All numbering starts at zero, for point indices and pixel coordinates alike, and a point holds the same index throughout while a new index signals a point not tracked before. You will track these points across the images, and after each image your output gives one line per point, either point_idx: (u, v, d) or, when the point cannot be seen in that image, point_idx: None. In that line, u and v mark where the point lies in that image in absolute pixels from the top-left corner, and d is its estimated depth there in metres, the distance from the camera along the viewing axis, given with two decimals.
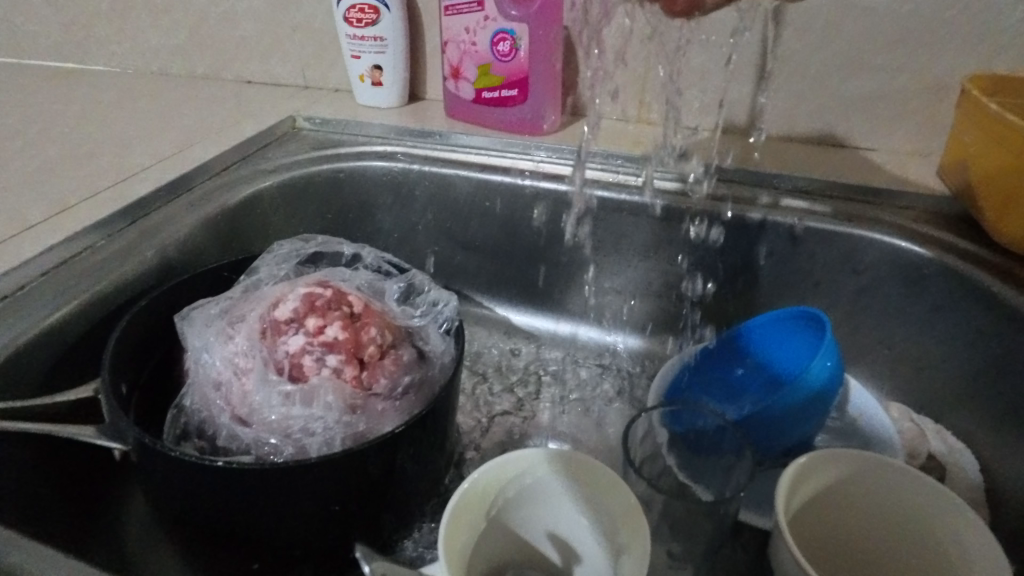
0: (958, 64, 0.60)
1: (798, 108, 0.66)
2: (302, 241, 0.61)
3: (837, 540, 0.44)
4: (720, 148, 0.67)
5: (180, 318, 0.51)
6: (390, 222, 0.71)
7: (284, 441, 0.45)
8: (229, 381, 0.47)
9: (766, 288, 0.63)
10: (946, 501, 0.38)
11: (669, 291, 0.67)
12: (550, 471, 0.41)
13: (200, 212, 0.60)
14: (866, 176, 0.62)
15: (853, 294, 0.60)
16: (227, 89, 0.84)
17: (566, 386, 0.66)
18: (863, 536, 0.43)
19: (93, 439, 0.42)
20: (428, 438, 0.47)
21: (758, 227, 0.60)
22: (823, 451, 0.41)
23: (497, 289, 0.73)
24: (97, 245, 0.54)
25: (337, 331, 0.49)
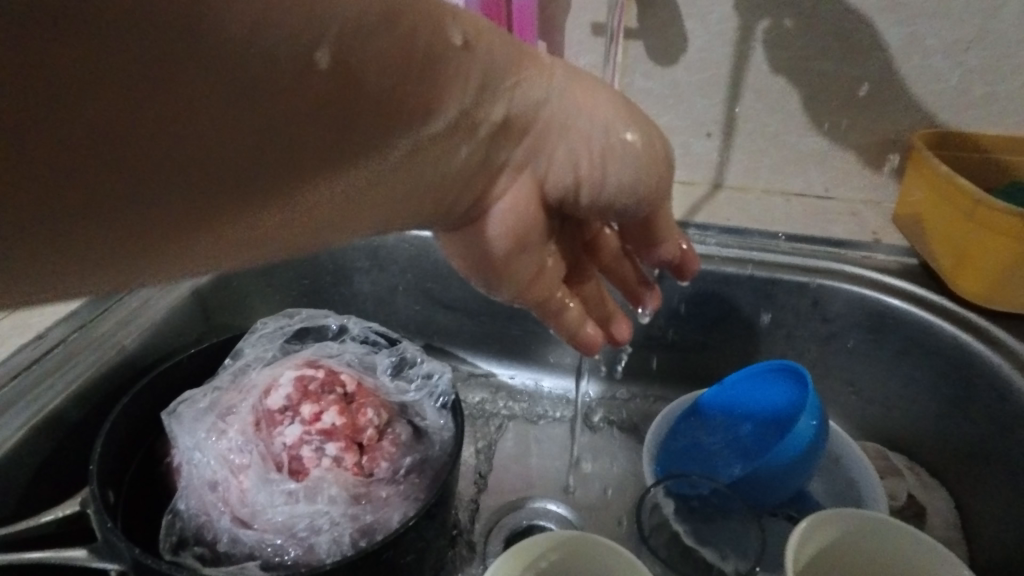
0: (904, 121, 0.64)
1: (760, 162, 0.70)
2: (285, 317, 0.60)
3: None
4: (688, 202, 0.70)
5: (168, 414, 0.49)
6: (368, 285, 0.71)
7: (288, 542, 0.43)
8: (226, 480, 0.45)
9: (742, 337, 0.65)
10: (934, 555, 0.42)
11: (650, 343, 0.68)
12: (564, 553, 0.42)
13: (175, 294, 0.58)
14: (828, 226, 0.66)
15: (823, 341, 0.63)
16: None
17: (555, 442, 0.67)
18: None
19: (86, 561, 0.40)
20: (435, 521, 0.46)
21: (733, 282, 0.63)
22: (821, 511, 0.43)
23: (479, 346, 0.73)
24: (68, 339, 0.51)
25: (334, 417, 0.48)
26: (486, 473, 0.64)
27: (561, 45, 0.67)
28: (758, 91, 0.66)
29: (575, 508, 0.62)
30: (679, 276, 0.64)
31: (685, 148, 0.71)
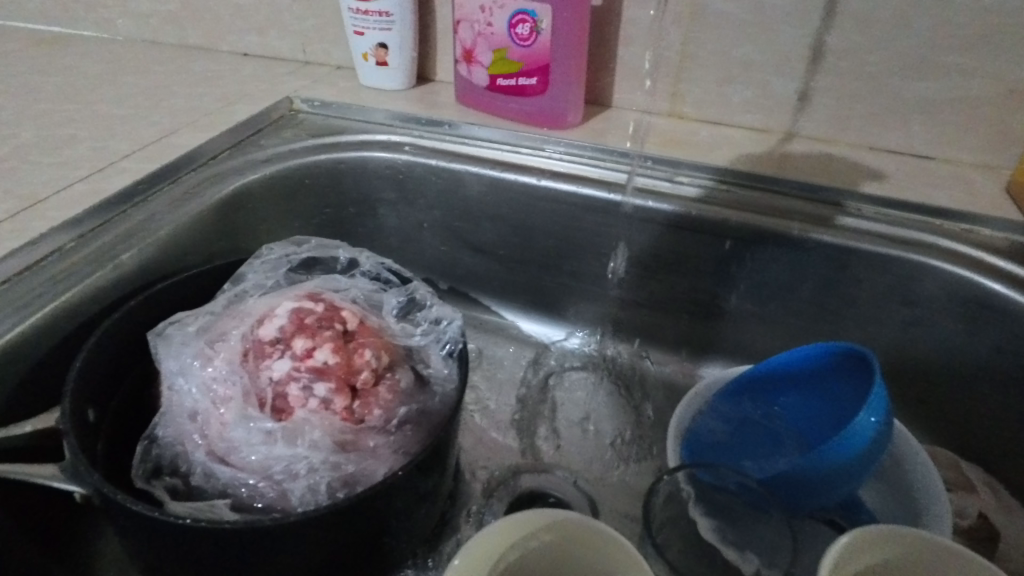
0: None
1: (851, 110, 0.59)
2: (294, 245, 0.56)
3: None
4: (759, 152, 0.60)
5: (155, 333, 0.46)
6: (393, 219, 0.67)
7: (264, 484, 0.40)
8: (206, 411, 0.42)
9: (803, 313, 0.57)
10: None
11: (695, 309, 0.61)
12: (557, 536, 0.37)
13: (185, 209, 0.54)
14: (926, 190, 0.55)
15: (902, 326, 0.53)
16: (221, 64, 0.78)
17: (577, 406, 0.62)
18: None
19: (52, 481, 0.38)
20: (426, 477, 0.42)
21: (799, 246, 0.54)
22: (873, 526, 0.36)
23: (508, 295, 0.68)
24: (67, 248, 0.49)
25: (327, 355, 0.44)
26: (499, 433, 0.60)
27: None
28: (860, 21, 0.54)
29: (589, 479, 0.57)
30: (736, 235, 0.55)
31: (761, 88, 0.60)
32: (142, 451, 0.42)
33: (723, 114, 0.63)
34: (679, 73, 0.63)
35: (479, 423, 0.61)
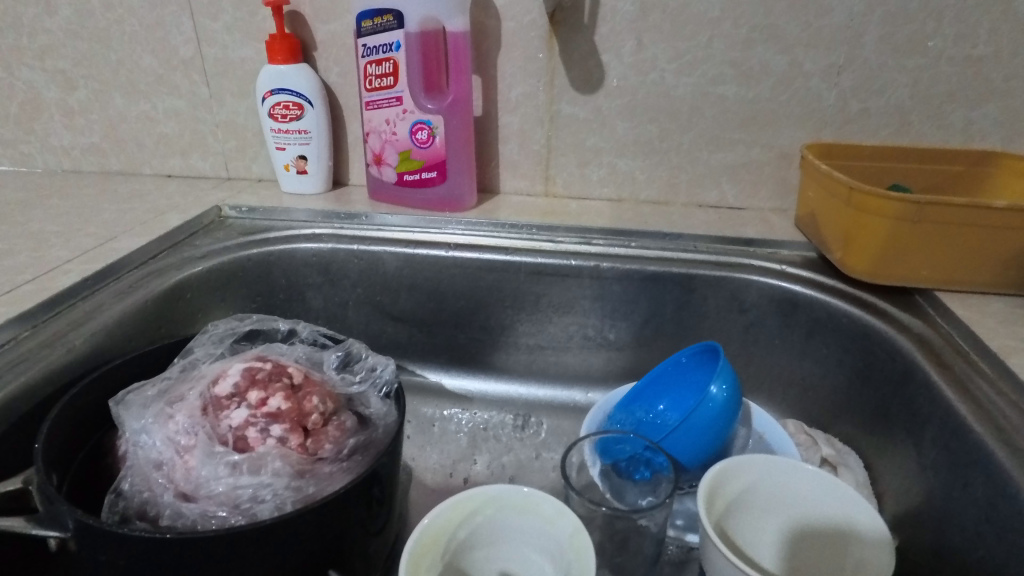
0: (799, 136, 0.73)
1: (678, 177, 0.78)
2: (236, 321, 0.62)
3: (762, 527, 0.48)
4: (618, 214, 0.76)
5: (115, 401, 0.50)
6: (319, 301, 0.75)
7: (233, 513, 0.45)
8: (171, 460, 0.47)
9: (670, 332, 0.71)
10: (840, 491, 0.45)
11: (587, 343, 0.73)
12: (499, 508, 0.44)
13: (129, 300, 0.60)
14: (740, 228, 0.73)
15: (744, 330, 0.68)
16: (146, 184, 0.86)
17: (501, 444, 0.71)
18: (779, 522, 0.48)
19: (26, 531, 0.40)
20: (377, 490, 0.49)
21: (656, 279, 0.68)
22: (732, 459, 0.47)
23: (428, 357, 0.78)
24: (20, 337, 0.53)
25: (280, 401, 0.50)
26: (435, 475, 0.67)
27: (494, 78, 0.75)
28: (671, 113, 0.74)
29: None
30: (609, 275, 0.69)
31: (611, 168, 0.78)
32: (110, 503, 0.46)
33: (586, 189, 0.80)
34: (548, 162, 0.79)
35: (416, 469, 0.68)
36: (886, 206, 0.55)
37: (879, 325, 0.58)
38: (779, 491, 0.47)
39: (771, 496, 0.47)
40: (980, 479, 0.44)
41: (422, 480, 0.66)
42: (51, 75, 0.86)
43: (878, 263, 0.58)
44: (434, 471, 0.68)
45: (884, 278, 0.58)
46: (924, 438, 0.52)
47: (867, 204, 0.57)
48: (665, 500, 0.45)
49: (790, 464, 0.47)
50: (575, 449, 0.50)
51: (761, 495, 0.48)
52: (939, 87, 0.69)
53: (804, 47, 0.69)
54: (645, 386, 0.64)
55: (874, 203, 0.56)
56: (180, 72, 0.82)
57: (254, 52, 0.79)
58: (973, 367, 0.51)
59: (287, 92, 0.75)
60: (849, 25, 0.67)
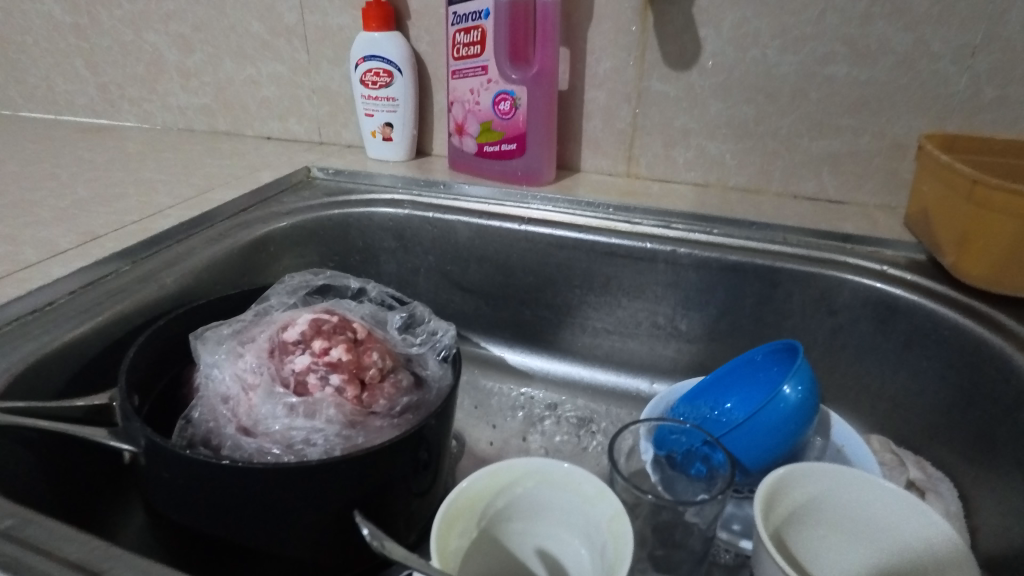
0: (917, 125, 0.66)
1: (773, 165, 0.72)
2: (311, 275, 0.65)
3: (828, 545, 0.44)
4: (702, 200, 0.72)
5: (194, 335, 0.54)
6: (393, 266, 0.77)
7: (285, 452, 0.47)
8: (237, 395, 0.49)
9: (747, 328, 0.66)
10: (924, 513, 0.40)
11: (656, 331, 0.70)
12: (539, 482, 0.43)
13: (218, 246, 0.64)
14: (837, 223, 0.67)
15: (830, 333, 0.63)
16: (246, 144, 0.92)
17: (557, 426, 0.70)
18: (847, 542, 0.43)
19: (105, 441, 0.44)
20: (424, 449, 0.49)
21: (736, 269, 0.64)
22: (799, 465, 0.43)
23: (493, 332, 0.77)
24: (121, 270, 0.58)
25: (340, 352, 0.52)
26: (487, 448, 0.67)
27: (583, 51, 0.73)
28: (770, 95, 0.69)
29: None
30: (685, 262, 0.66)
31: (700, 150, 0.74)
32: (179, 428, 0.50)
33: (671, 172, 0.76)
34: (632, 141, 0.76)
35: (470, 440, 0.68)
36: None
37: (994, 338, 0.51)
38: (853, 506, 0.43)
39: (842, 508, 0.43)
40: None
41: (474, 451, 0.66)
42: (173, 39, 0.93)
43: (1002, 269, 0.51)
44: (487, 443, 0.68)
45: (1007, 287, 0.52)
46: None
47: (999, 202, 0.49)
48: (717, 495, 0.42)
49: (869, 478, 0.43)
50: (628, 431, 0.48)
51: (831, 507, 0.43)
52: None
53: (933, 23, 0.62)
54: (714, 381, 0.60)
55: (1010, 202, 0.49)
56: (284, 38, 0.86)
57: (351, 20, 0.81)
58: None
59: (378, 59, 0.77)
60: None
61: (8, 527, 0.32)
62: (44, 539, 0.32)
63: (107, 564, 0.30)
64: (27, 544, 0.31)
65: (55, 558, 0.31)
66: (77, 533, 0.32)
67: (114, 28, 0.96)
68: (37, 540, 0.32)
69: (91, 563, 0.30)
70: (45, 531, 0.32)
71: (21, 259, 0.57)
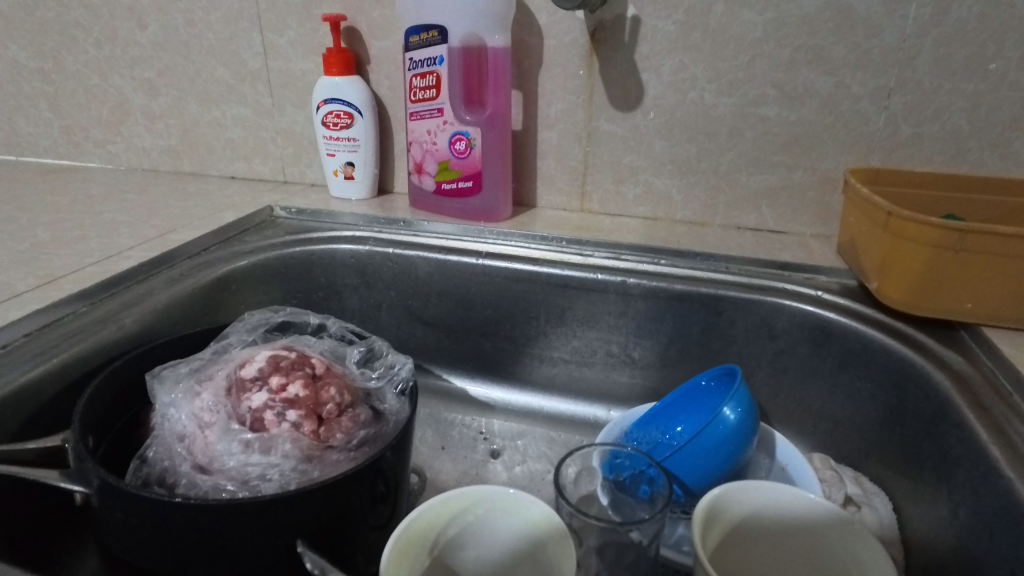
0: (844, 160, 0.71)
1: (716, 198, 0.76)
2: (271, 312, 0.66)
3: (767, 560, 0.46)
4: (651, 233, 0.76)
5: (151, 375, 0.55)
6: (355, 302, 0.78)
7: (241, 488, 0.47)
8: (193, 433, 0.50)
9: (696, 354, 0.69)
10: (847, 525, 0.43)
11: (611, 359, 0.73)
12: (489, 509, 0.45)
13: (179, 286, 0.66)
14: (776, 252, 0.71)
15: (773, 357, 0.66)
16: (211, 184, 0.93)
17: (517, 454, 0.71)
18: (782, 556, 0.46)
19: (57, 483, 0.44)
20: (380, 482, 0.51)
21: (682, 299, 0.67)
22: (735, 483, 0.45)
23: (455, 364, 0.79)
24: (79, 312, 0.59)
25: (298, 388, 0.53)
26: (448, 479, 0.68)
27: (535, 95, 0.77)
28: (709, 134, 0.73)
29: None
30: (635, 292, 0.69)
31: (648, 186, 0.78)
32: (134, 468, 0.50)
33: (622, 207, 0.80)
34: (585, 178, 0.80)
35: (432, 472, 0.69)
36: (946, 241, 0.52)
37: (915, 358, 0.55)
38: (788, 517, 0.45)
39: (779, 522, 0.46)
40: (1007, 528, 0.42)
41: (435, 482, 0.67)
42: (139, 84, 0.95)
43: (917, 293, 0.55)
44: (448, 474, 0.69)
45: (923, 310, 0.55)
46: (956, 482, 0.49)
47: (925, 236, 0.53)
48: (657, 514, 0.44)
49: (803, 494, 0.45)
50: (575, 457, 0.50)
51: (768, 520, 0.46)
52: (1000, 115, 0.65)
53: (852, 69, 0.67)
54: (664, 407, 0.62)
55: (934, 236, 0.52)
56: (248, 82, 0.89)
57: (314, 66, 0.84)
58: (1012, 409, 0.47)
59: (339, 102, 0.80)
60: (900, 48, 0.65)
61: None
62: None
63: None
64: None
65: None
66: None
67: (78, 72, 0.97)
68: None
69: None
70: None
71: None
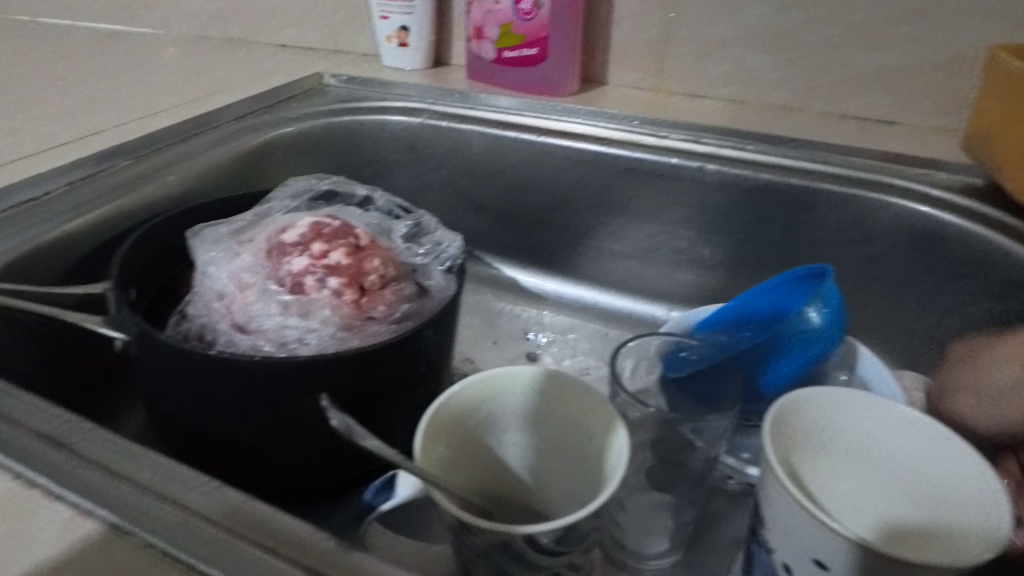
0: (988, 33, 0.58)
1: (818, 79, 0.66)
2: (316, 180, 0.62)
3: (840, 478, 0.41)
4: (737, 117, 0.67)
5: (192, 233, 0.52)
6: (405, 180, 0.73)
7: (278, 351, 0.45)
8: (232, 293, 0.48)
9: (774, 255, 0.62)
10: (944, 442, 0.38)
11: (677, 256, 0.66)
12: (535, 393, 0.41)
13: (221, 148, 0.62)
14: (885, 143, 0.61)
15: (866, 262, 0.58)
16: (259, 52, 0.88)
17: (566, 349, 0.68)
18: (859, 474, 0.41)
19: (95, 329, 0.43)
20: (421, 359, 0.48)
21: (767, 191, 0.59)
22: (815, 389, 0.40)
23: (506, 253, 0.74)
24: (120, 166, 0.56)
25: (340, 256, 0.50)
26: (494, 367, 0.65)
27: None
28: None
29: None
30: (712, 181, 0.61)
31: (738, 63, 0.68)
32: (175, 324, 0.49)
33: (704, 88, 0.70)
34: (664, 52, 0.70)
35: (477, 360, 0.66)
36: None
37: None
38: (876, 436, 0.40)
39: (863, 439, 0.40)
40: None
41: (480, 370, 0.65)
42: None
43: None
44: (494, 364, 0.66)
45: None
46: None
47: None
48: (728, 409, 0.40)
49: (900, 411, 0.39)
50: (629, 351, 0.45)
51: (850, 436, 0.41)
52: None
53: None
54: (731, 310, 0.56)
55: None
56: None
57: None
58: None
59: None
60: None
61: None
62: (17, 411, 0.31)
63: (75, 435, 0.30)
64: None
65: (25, 431, 0.30)
66: (49, 406, 0.31)
67: None
68: (8, 411, 0.31)
69: (61, 434, 0.30)
70: (16, 402, 0.31)
71: (21, 151, 0.56)
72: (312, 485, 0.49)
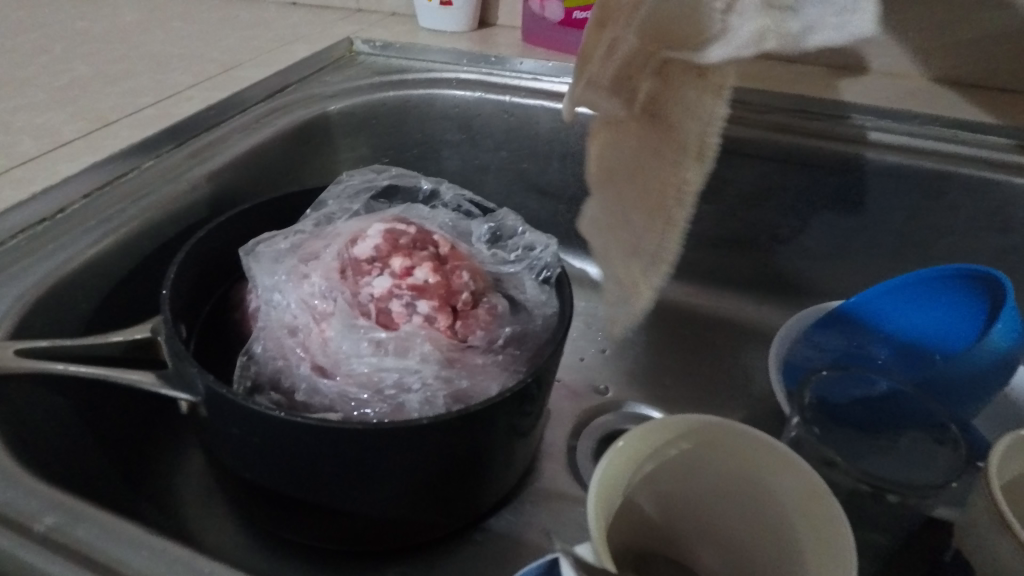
0: None
1: (934, 42, 0.58)
2: (372, 173, 0.53)
3: None
4: (844, 86, 0.58)
5: (243, 251, 0.44)
6: (457, 161, 0.64)
7: (375, 399, 0.38)
8: (306, 326, 0.40)
9: (890, 244, 0.56)
10: None
11: (775, 246, 0.59)
12: (699, 444, 0.35)
13: (257, 136, 0.52)
14: (1018, 116, 0.54)
15: (996, 253, 0.53)
16: (268, 11, 0.76)
17: (650, 350, 0.61)
18: None
19: (154, 388, 0.35)
20: (536, 397, 0.40)
21: (893, 174, 0.52)
22: None
23: (573, 242, 0.66)
24: (143, 167, 0.46)
25: (427, 273, 0.41)
26: (575, 377, 0.59)
27: None
28: None
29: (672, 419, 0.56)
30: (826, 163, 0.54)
31: None
32: (239, 367, 0.40)
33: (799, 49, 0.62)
34: None
35: (555, 369, 0.60)
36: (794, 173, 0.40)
37: None
38: None
39: None
40: None
41: (561, 382, 0.58)
42: None
43: None
44: (575, 372, 0.59)
45: None
46: None
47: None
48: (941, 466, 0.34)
49: None
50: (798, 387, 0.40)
51: None
52: None
53: None
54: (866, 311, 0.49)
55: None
56: None
57: None
58: None
59: None
60: None
61: (54, 528, 0.24)
62: (102, 547, 0.24)
63: None
64: (78, 555, 0.23)
65: None
66: (142, 536, 0.24)
67: None
68: (90, 550, 0.24)
69: None
70: (99, 533, 0.24)
71: (17, 152, 0.46)
72: (414, 542, 0.42)
